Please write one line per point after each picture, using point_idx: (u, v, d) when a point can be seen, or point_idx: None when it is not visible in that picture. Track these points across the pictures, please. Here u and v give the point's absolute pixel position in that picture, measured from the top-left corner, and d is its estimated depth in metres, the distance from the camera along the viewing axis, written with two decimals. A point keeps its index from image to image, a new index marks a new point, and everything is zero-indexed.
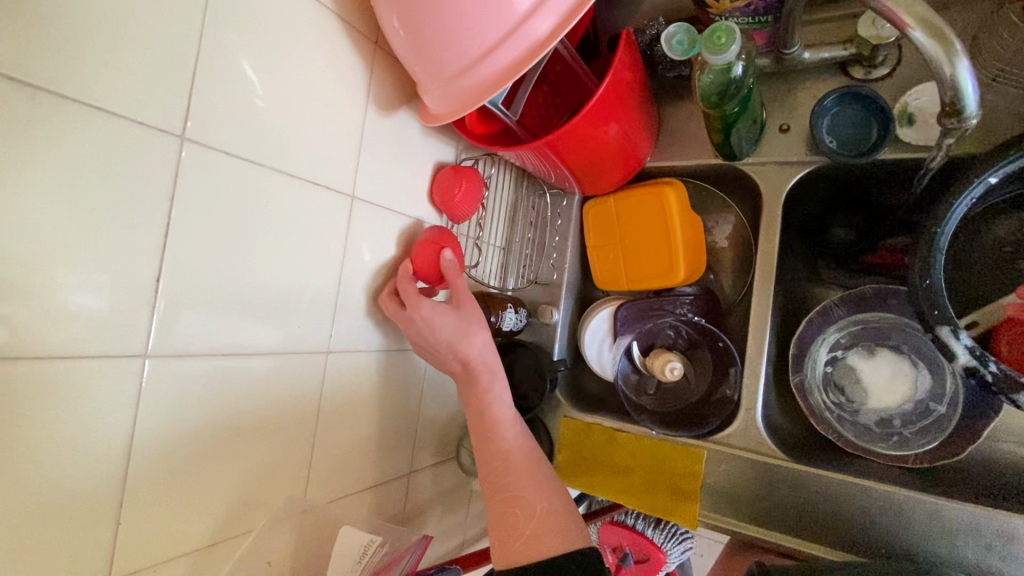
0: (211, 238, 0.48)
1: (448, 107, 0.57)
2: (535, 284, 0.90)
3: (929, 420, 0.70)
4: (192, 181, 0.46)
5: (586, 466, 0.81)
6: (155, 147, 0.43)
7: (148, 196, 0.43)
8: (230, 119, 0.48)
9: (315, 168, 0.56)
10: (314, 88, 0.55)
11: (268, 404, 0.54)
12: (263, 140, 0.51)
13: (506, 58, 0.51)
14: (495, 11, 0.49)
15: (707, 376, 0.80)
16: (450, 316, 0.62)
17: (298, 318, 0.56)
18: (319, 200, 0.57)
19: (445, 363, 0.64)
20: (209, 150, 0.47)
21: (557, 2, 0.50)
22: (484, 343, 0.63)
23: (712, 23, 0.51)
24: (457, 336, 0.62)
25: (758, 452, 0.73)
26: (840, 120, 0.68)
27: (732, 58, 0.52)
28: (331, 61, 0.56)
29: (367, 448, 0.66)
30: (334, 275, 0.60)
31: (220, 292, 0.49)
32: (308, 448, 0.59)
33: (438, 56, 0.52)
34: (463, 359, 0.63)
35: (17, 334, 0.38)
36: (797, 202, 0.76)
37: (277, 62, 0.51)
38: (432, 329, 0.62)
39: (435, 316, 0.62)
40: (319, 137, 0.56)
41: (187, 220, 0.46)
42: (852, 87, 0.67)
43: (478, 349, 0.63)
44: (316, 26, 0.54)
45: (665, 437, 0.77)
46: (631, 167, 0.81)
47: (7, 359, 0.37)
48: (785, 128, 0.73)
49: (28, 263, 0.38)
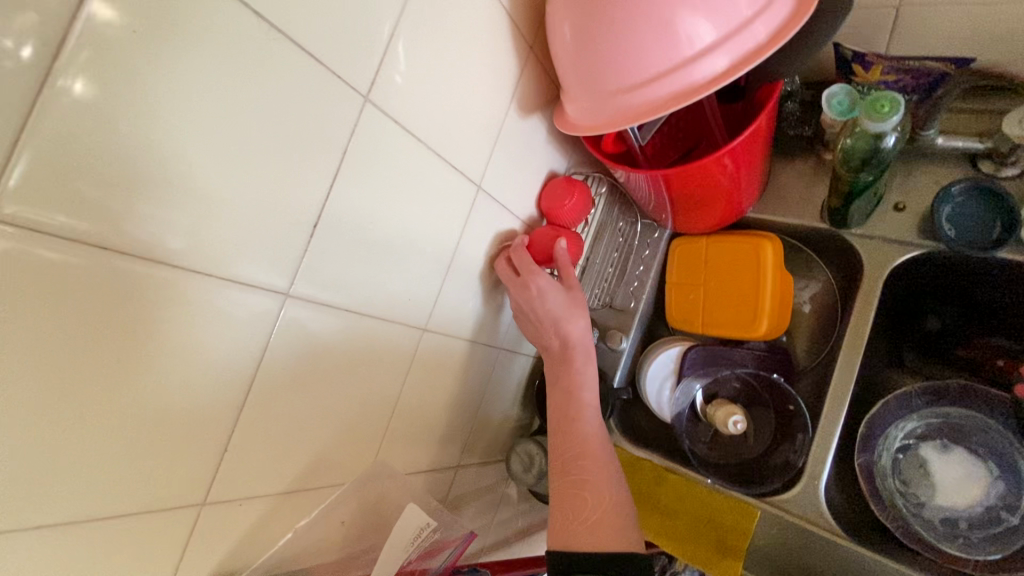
0: (363, 197, 0.50)
1: (592, 123, 0.58)
2: (608, 308, 0.91)
3: (999, 529, 0.67)
4: (364, 140, 0.48)
5: (629, 500, 0.81)
6: (342, 103, 0.46)
7: (325, 146, 0.46)
8: (405, 91, 0.51)
9: (456, 152, 0.58)
10: (475, 78, 0.58)
11: (366, 366, 0.56)
12: (424, 116, 0.54)
13: (665, 90, 0.52)
14: (670, 44, 0.51)
15: (769, 436, 0.79)
16: (560, 294, 0.66)
17: (410, 289, 0.58)
18: (452, 183, 0.59)
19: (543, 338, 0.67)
20: (382, 115, 0.49)
21: (734, 46, 0.51)
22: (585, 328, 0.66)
23: (876, 91, 0.52)
24: (565, 312, 0.65)
25: (814, 524, 0.71)
26: (962, 210, 0.67)
27: (888, 129, 0.52)
28: (495, 56, 0.59)
29: (431, 429, 0.67)
30: (447, 256, 0.62)
31: (357, 250, 0.51)
32: (388, 416, 0.60)
33: (598, 71, 0.54)
34: (564, 338, 0.65)
35: (194, 247, 0.40)
36: (896, 282, 0.75)
37: (454, 47, 0.54)
38: (543, 300, 0.65)
39: (549, 289, 0.65)
40: (466, 124, 0.59)
41: (348, 175, 0.48)
42: (981, 180, 0.66)
43: (580, 332, 0.65)
44: (491, 21, 0.57)
45: (717, 488, 0.76)
46: (731, 214, 0.82)
47: (181, 269, 0.40)
48: (900, 207, 0.73)
49: (220, 185, 0.40)
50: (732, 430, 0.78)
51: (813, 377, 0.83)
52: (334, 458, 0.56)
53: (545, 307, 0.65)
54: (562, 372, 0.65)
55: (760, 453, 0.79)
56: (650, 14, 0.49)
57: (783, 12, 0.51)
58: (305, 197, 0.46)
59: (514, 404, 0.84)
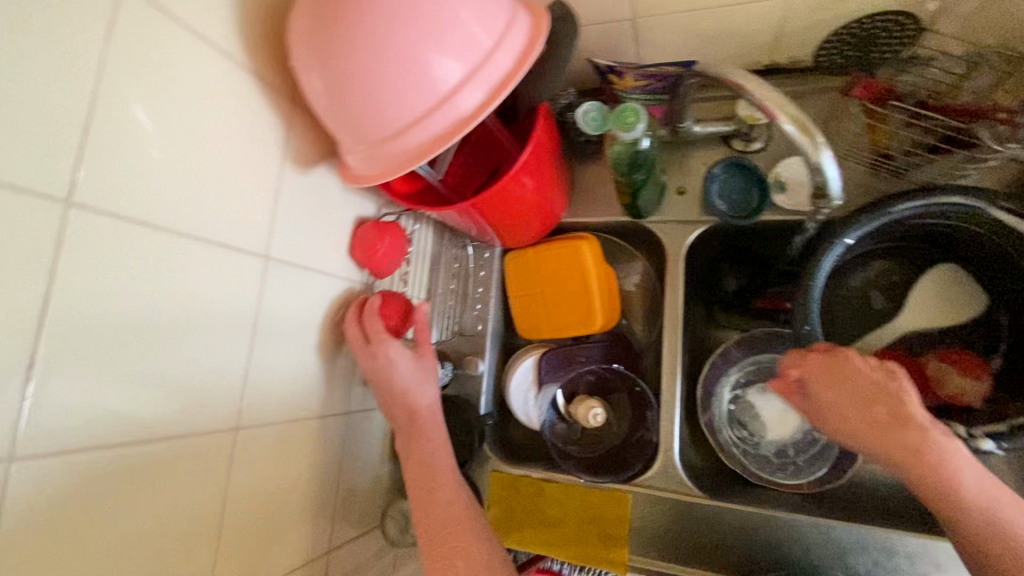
0: (105, 313, 0.42)
1: (370, 171, 0.56)
2: (459, 336, 0.90)
3: (817, 447, 0.78)
4: (89, 250, 0.41)
5: (518, 522, 0.81)
6: (36, 214, 0.38)
7: (25, 271, 0.37)
8: (129, 180, 0.43)
9: (225, 230, 0.52)
10: (227, 144, 0.52)
11: (165, 496, 0.48)
12: (165, 200, 0.47)
13: (433, 130, 0.52)
14: (423, 85, 0.50)
15: (627, 419, 0.84)
16: (408, 363, 0.68)
17: (205, 392, 0.51)
18: (231, 263, 0.53)
19: (393, 403, 0.68)
20: (103, 214, 0.42)
21: (485, 78, 0.51)
22: (433, 398, 0.69)
23: (619, 103, 0.56)
24: (416, 384, 0.67)
25: (679, 493, 0.77)
26: (727, 186, 0.77)
27: (638, 135, 0.57)
28: (245, 117, 0.54)
29: (279, 527, 0.61)
30: (246, 341, 0.55)
31: (112, 374, 0.43)
32: (214, 537, 0.53)
33: (362, 121, 0.52)
34: (411, 406, 0.67)
35: None
36: (696, 255, 0.84)
37: (185, 117, 0.48)
38: (394, 368, 0.66)
39: (399, 358, 0.67)
40: (229, 195, 0.53)
41: (75, 295, 0.40)
42: (734, 158, 0.77)
43: (429, 401, 0.68)
44: (228, 81, 0.51)
45: (591, 485, 0.79)
46: (548, 222, 0.85)
47: None
48: (682, 191, 0.81)
49: None
50: (596, 422, 0.83)
51: (653, 354, 0.89)
52: None
53: (393, 377, 0.67)
54: (416, 444, 0.66)
55: (627, 436, 0.83)
56: (393, 59, 0.48)
57: (522, 40, 0.53)
58: (20, 338, 0.37)
59: (381, 461, 0.80)
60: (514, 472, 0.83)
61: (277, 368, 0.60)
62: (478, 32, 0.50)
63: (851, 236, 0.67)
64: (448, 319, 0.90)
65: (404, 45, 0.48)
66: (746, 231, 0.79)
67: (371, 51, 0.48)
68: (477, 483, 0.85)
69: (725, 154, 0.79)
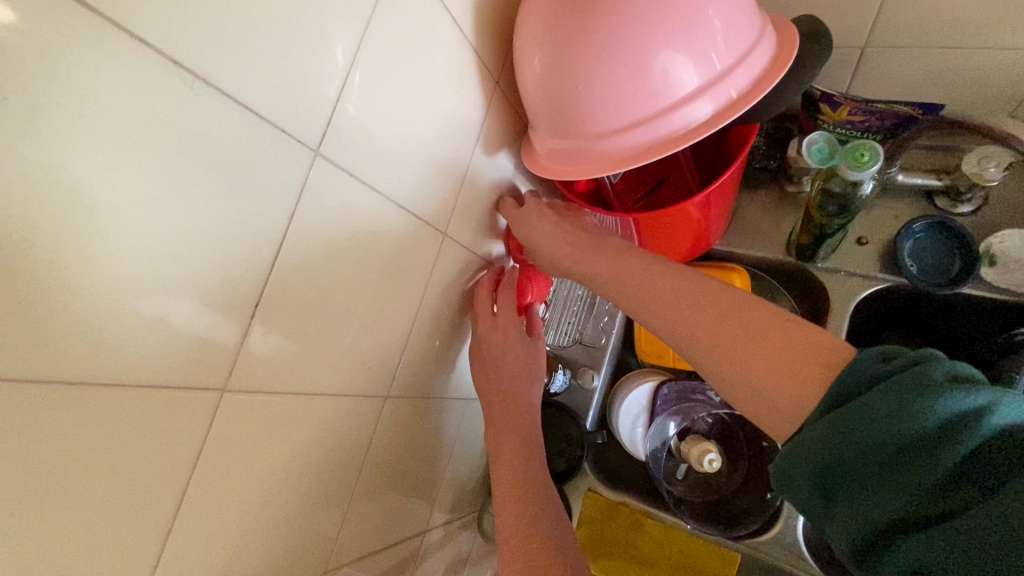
0: (317, 264, 0.43)
1: (568, 167, 0.54)
2: (578, 344, 0.87)
3: None
4: (314, 198, 0.41)
5: (607, 550, 0.76)
6: (289, 158, 0.38)
7: (269, 210, 0.38)
8: (363, 138, 0.44)
9: (419, 201, 0.53)
10: (439, 116, 0.52)
11: (322, 447, 0.49)
12: (383, 163, 0.47)
13: (650, 136, 0.49)
14: (656, 88, 0.47)
15: (745, 471, 0.80)
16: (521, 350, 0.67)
17: (372, 355, 0.52)
18: (416, 234, 0.53)
19: (494, 386, 0.67)
20: (336, 168, 0.42)
21: (720, 90, 0.48)
22: (534, 399, 0.68)
23: (855, 138, 0.51)
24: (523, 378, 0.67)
25: (793, 566, 0.70)
26: (923, 246, 0.68)
27: (866, 178, 0.51)
28: (458, 92, 0.54)
29: (393, 499, 0.61)
30: (411, 312, 0.56)
31: (310, 324, 0.44)
32: (347, 495, 0.54)
33: (577, 115, 0.50)
34: (513, 396, 0.67)
35: (109, 356, 0.32)
36: (857, 314, 0.76)
37: (416, 85, 0.48)
38: (508, 350, 0.66)
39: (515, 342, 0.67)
40: (429, 166, 0.53)
41: (300, 242, 0.41)
42: (940, 219, 0.68)
43: (529, 398, 0.68)
44: (454, 54, 0.51)
45: (698, 532, 0.75)
46: (698, 248, 0.79)
47: (98, 384, 0.31)
48: (862, 241, 0.73)
49: (143, 275, 0.32)
50: (709, 468, 0.77)
51: None
52: (289, 554, 0.49)
53: (505, 361, 0.66)
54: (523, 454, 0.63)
55: (733, 488, 0.79)
56: (633, 56, 0.45)
57: (766, 57, 0.49)
58: (252, 273, 0.38)
59: (481, 453, 0.79)
60: (610, 497, 0.81)
61: (426, 343, 0.61)
62: (726, 41, 0.47)
63: None
64: (569, 324, 0.87)
65: (650, 44, 0.45)
66: (929, 300, 0.71)
67: (611, 44, 0.45)
68: (569, 499, 0.82)
69: (924, 210, 0.71)
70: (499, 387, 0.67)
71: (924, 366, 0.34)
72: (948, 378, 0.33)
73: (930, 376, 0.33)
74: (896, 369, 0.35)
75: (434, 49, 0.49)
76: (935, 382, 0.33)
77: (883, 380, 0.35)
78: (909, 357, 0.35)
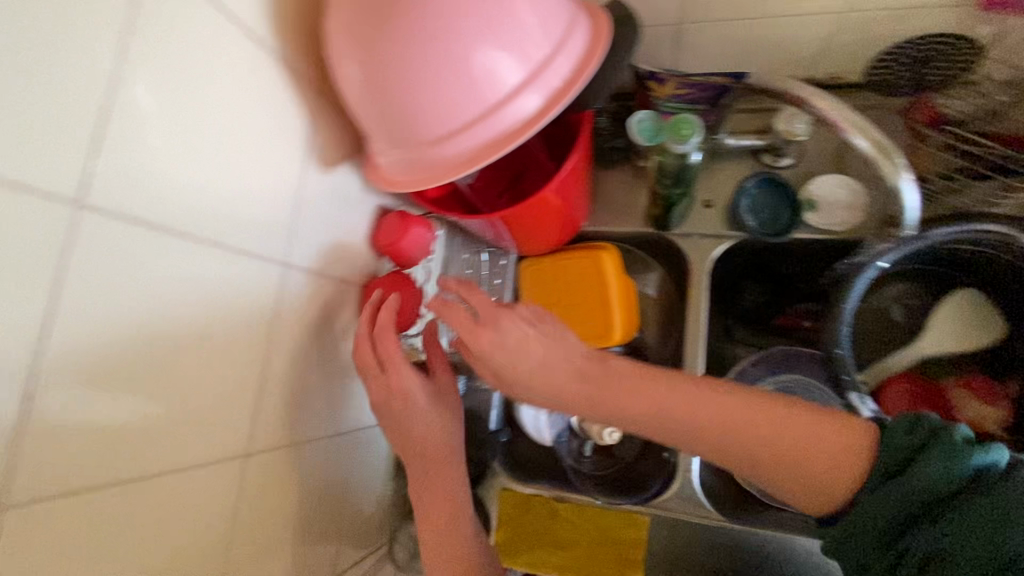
0: (115, 319, 0.40)
1: (410, 177, 0.51)
2: (469, 346, 0.85)
3: None
4: (96, 252, 0.38)
5: (527, 543, 0.78)
6: (46, 214, 0.35)
7: (26, 274, 0.34)
8: (150, 177, 0.41)
9: (245, 230, 0.50)
10: (250, 139, 0.49)
11: (172, 514, 0.45)
12: (187, 200, 0.44)
13: (486, 135, 0.47)
14: (481, 85, 0.45)
15: (643, 437, 0.82)
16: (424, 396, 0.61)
17: (216, 402, 0.48)
18: (247, 265, 0.50)
19: (409, 450, 0.62)
20: (116, 216, 0.39)
21: (546, 80, 0.47)
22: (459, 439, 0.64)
23: (676, 113, 0.54)
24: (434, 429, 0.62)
25: (698, 515, 0.74)
26: (758, 202, 0.75)
27: (692, 149, 0.54)
28: (270, 111, 0.51)
29: (283, 548, 0.58)
30: (260, 348, 0.53)
31: (122, 383, 0.41)
32: (219, 557, 0.50)
33: (406, 122, 0.47)
34: (429, 453, 0.62)
35: None
36: (718, 270, 0.82)
37: (211, 112, 0.45)
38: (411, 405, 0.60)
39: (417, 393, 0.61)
40: (250, 194, 0.50)
41: (84, 301, 0.37)
42: (768, 174, 0.75)
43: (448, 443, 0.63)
44: (255, 74, 0.49)
45: (608, 505, 0.77)
46: (567, 231, 0.82)
47: None
48: (709, 205, 0.79)
49: None
50: (610, 439, 0.79)
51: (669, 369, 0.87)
52: None
53: (417, 419, 0.61)
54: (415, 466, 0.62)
55: (636, 455, 0.81)
56: (447, 57, 0.44)
57: (582, 46, 0.49)
58: (22, 345, 0.34)
59: (385, 480, 0.75)
60: (525, 491, 0.80)
61: (289, 379, 0.57)
62: (540, 30, 0.46)
63: (885, 259, 0.65)
64: None
65: (466, 40, 0.43)
66: (772, 248, 0.78)
67: (425, 45, 0.43)
68: (485, 503, 0.81)
69: (755, 169, 0.78)
70: (408, 450, 0.63)
71: (945, 430, 0.43)
72: (964, 441, 0.43)
73: (956, 440, 0.43)
74: (922, 439, 0.44)
75: (208, 73, 0.45)
76: (961, 448, 0.42)
77: (924, 456, 0.43)
78: (930, 422, 0.45)
